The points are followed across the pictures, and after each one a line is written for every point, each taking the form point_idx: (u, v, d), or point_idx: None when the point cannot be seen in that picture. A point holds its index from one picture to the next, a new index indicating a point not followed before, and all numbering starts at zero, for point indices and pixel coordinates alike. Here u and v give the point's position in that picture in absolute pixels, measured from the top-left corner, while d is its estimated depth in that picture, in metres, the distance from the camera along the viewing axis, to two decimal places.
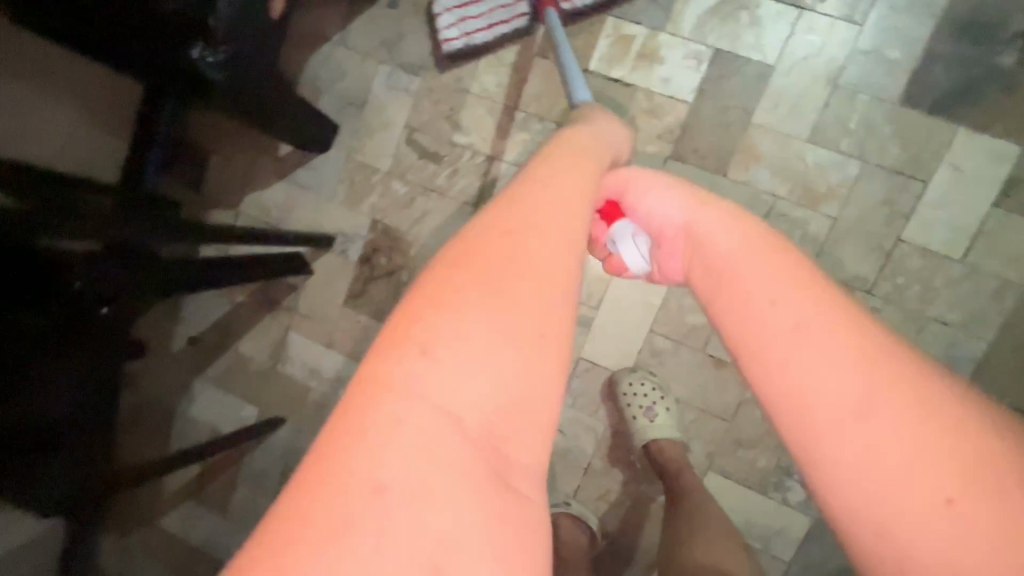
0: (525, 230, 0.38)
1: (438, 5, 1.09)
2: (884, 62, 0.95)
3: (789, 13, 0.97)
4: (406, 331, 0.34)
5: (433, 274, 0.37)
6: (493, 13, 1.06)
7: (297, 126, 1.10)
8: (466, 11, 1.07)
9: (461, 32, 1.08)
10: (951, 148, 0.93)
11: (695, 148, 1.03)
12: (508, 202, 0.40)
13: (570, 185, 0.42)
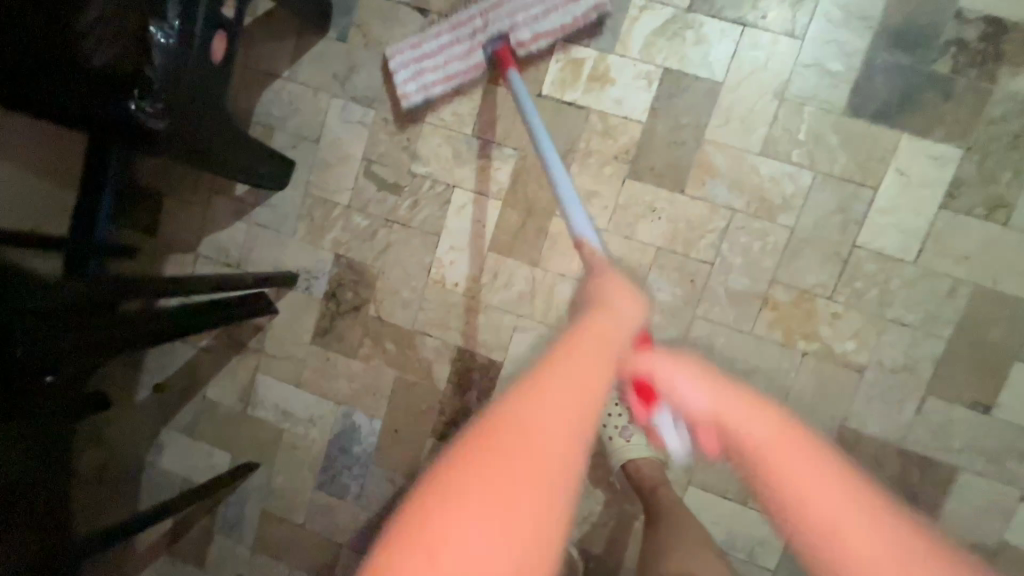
0: (547, 420, 0.37)
1: (394, 60, 1.06)
2: (827, 74, 0.97)
3: (732, 31, 0.99)
4: (413, 523, 0.33)
5: (451, 456, 0.36)
6: (450, 64, 1.04)
7: (249, 167, 1.07)
8: (423, 64, 1.05)
9: (421, 86, 1.06)
10: (897, 154, 0.96)
11: (652, 166, 1.03)
12: (537, 380, 0.39)
13: (598, 365, 0.40)
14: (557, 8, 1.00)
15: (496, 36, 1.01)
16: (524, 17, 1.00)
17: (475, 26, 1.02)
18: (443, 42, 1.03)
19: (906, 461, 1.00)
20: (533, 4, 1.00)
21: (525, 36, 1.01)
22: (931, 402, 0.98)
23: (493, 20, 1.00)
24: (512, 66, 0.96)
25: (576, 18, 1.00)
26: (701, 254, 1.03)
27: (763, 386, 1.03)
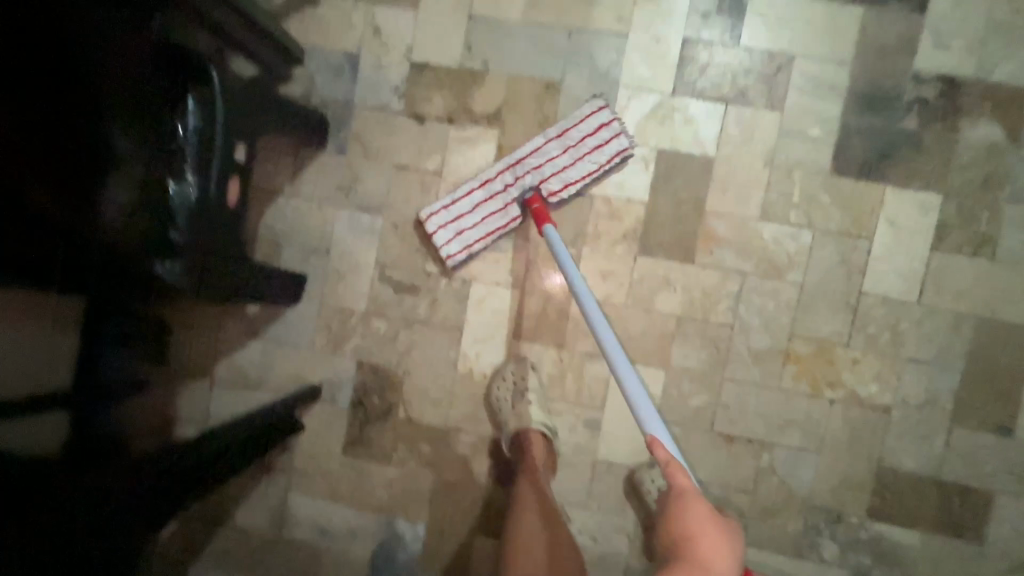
0: None
1: (429, 224, 1.06)
2: (809, 140, 1.04)
3: (717, 109, 1.06)
4: None
5: None
6: (487, 221, 1.06)
7: (272, 293, 1.07)
8: (461, 224, 1.06)
9: (461, 244, 1.07)
10: (885, 205, 1.03)
11: (661, 242, 1.08)
12: None
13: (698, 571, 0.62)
14: (583, 156, 1.03)
15: (527, 190, 1.03)
16: (553, 170, 1.03)
17: (505, 181, 1.04)
18: (476, 199, 1.06)
19: (945, 492, 1.04)
20: (561, 156, 1.03)
21: (556, 185, 1.03)
22: (959, 431, 1.03)
23: (523, 174, 1.03)
24: (548, 226, 0.97)
25: (603, 162, 1.04)
26: (720, 318, 1.07)
27: (799, 438, 1.06)
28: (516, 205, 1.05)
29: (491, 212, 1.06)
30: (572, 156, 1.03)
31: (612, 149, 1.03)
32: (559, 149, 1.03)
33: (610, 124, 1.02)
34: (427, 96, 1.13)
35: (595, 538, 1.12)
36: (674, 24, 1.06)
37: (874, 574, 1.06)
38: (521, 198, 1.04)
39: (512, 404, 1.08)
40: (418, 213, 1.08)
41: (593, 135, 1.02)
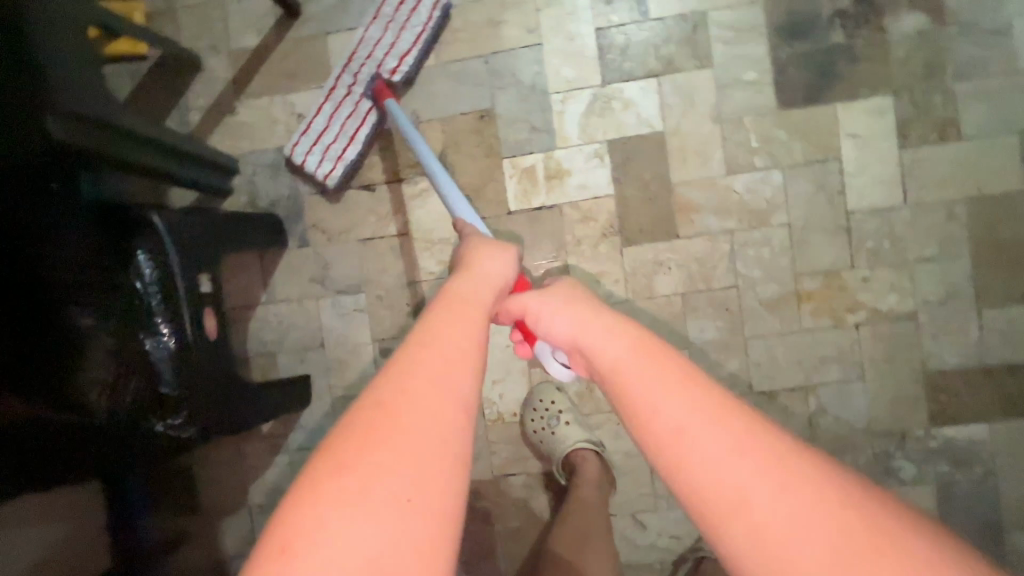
0: (451, 328, 0.52)
1: (296, 155, 1.07)
2: (747, 84, 1.04)
3: (650, 84, 1.05)
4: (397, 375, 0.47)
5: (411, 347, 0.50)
6: (345, 128, 1.06)
7: (281, 406, 1.02)
8: (322, 140, 1.06)
9: (331, 159, 1.07)
10: (840, 122, 1.03)
11: (641, 227, 1.07)
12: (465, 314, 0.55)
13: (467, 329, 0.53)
14: (403, 28, 1.04)
15: (369, 79, 1.04)
16: (383, 51, 1.04)
17: (346, 83, 1.05)
18: (327, 112, 1.06)
19: (996, 375, 1.02)
20: (384, 35, 1.04)
21: (393, 63, 1.04)
22: (988, 313, 1.02)
23: (358, 68, 1.04)
24: (389, 97, 0.99)
25: (426, 23, 1.04)
26: (723, 282, 1.05)
27: (839, 371, 1.04)
28: (366, 100, 1.06)
29: (346, 118, 1.06)
30: (393, 30, 1.04)
31: (425, 6, 1.04)
32: (380, 28, 1.04)
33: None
34: (369, 162, 1.11)
35: (677, 536, 1.09)
36: (581, 18, 1.06)
37: (959, 479, 1.03)
38: (368, 91, 1.05)
39: (551, 431, 1.04)
40: (284, 151, 1.09)
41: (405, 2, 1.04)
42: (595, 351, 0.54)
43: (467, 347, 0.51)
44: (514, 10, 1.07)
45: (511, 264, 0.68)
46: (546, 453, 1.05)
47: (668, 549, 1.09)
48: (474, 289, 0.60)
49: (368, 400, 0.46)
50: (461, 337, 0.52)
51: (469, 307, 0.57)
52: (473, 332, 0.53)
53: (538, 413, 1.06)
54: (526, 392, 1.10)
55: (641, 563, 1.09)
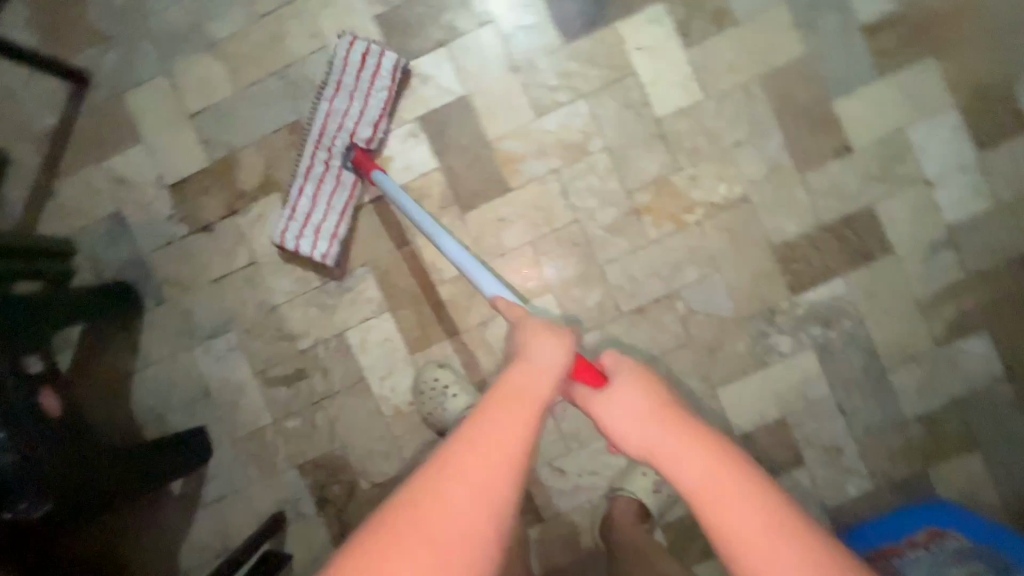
0: (491, 433, 0.48)
1: (288, 241, 1.05)
2: (531, 28, 1.06)
3: (441, 53, 1.07)
4: (430, 486, 0.46)
5: (447, 456, 0.47)
6: (332, 205, 1.04)
7: (166, 472, 1.01)
8: (313, 222, 1.04)
9: (326, 239, 1.05)
10: (626, 39, 1.06)
11: (474, 190, 1.08)
12: (510, 408, 0.50)
13: (508, 433, 0.48)
14: (369, 94, 1.02)
15: (345, 150, 1.02)
16: (353, 121, 1.02)
17: (323, 159, 1.03)
18: (311, 192, 1.03)
19: (836, 230, 1.06)
20: (351, 104, 1.02)
21: (367, 132, 1.02)
22: (810, 176, 1.06)
23: (333, 142, 1.02)
24: (374, 169, 0.97)
25: (389, 83, 1.03)
26: (564, 219, 1.08)
27: (696, 270, 1.07)
28: (347, 172, 1.03)
29: (331, 195, 1.04)
30: (358, 98, 1.02)
31: (386, 68, 1.02)
32: (345, 98, 1.02)
33: (369, 50, 1.01)
34: (200, 204, 1.11)
35: (596, 471, 1.11)
36: (358, 11, 1.08)
37: (831, 337, 1.08)
38: (348, 163, 1.02)
39: (441, 408, 1.05)
40: (273, 239, 1.06)
41: (364, 68, 1.02)
42: (700, 497, 0.47)
43: (509, 450, 0.48)
44: (293, 20, 1.08)
45: (565, 350, 0.58)
46: (444, 428, 1.07)
47: (593, 485, 1.11)
48: (526, 384, 0.53)
49: (401, 510, 0.45)
50: (505, 444, 0.48)
51: (518, 406, 0.50)
52: (513, 436, 0.48)
53: (427, 392, 1.07)
54: (415, 377, 1.10)
55: (571, 507, 1.11)
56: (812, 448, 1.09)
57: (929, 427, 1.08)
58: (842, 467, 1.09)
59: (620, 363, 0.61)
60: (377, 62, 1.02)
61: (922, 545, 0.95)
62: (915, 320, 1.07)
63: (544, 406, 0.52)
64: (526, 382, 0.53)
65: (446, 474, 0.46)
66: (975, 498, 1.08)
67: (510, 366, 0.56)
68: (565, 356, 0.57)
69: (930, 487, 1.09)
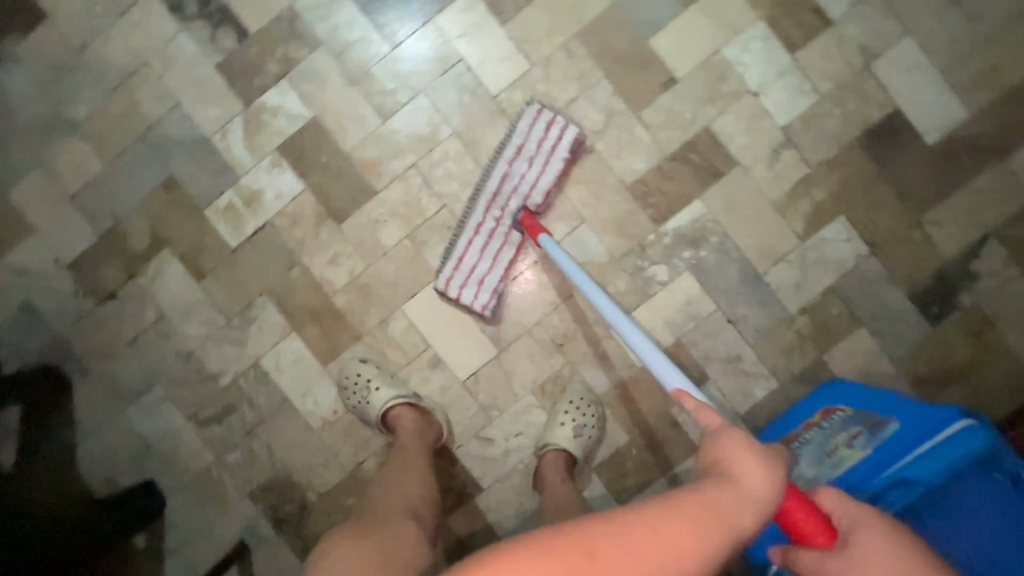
0: (679, 531, 0.47)
1: (451, 290, 1.10)
2: (358, 42, 1.14)
3: (284, 84, 1.15)
4: (598, 545, 0.45)
5: (625, 527, 0.46)
6: (498, 259, 1.09)
7: (126, 520, 1.09)
8: (478, 273, 1.09)
9: (488, 291, 1.10)
10: (446, 31, 1.14)
11: (344, 201, 1.15)
12: (695, 508, 0.48)
13: (690, 537, 0.47)
14: (547, 162, 1.07)
15: (518, 212, 1.07)
16: (528, 186, 1.07)
17: (496, 218, 1.07)
18: (479, 247, 1.08)
19: (681, 157, 1.13)
20: (529, 170, 1.07)
21: (537, 196, 1.07)
22: (645, 114, 1.13)
23: (507, 202, 1.07)
24: (541, 230, 1.02)
25: (566, 155, 1.08)
26: (432, 207, 1.15)
27: (564, 225, 1.14)
28: (515, 231, 1.08)
29: (496, 251, 1.09)
30: (537, 164, 1.07)
31: (568, 141, 1.07)
32: (525, 163, 1.07)
33: (554, 121, 1.07)
34: (100, 275, 1.18)
35: (521, 431, 1.17)
36: (199, 64, 1.15)
37: (703, 255, 1.14)
38: (516, 223, 1.08)
39: (365, 401, 1.11)
40: (436, 286, 1.11)
41: (546, 137, 1.07)
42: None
43: (687, 558, 0.46)
44: (142, 88, 1.16)
45: (779, 484, 0.53)
46: (366, 420, 1.14)
47: (522, 446, 1.17)
48: (727, 505, 0.50)
49: (570, 552, 0.45)
50: (685, 548, 0.46)
51: (714, 522, 0.48)
52: (702, 551, 0.47)
53: (350, 388, 1.14)
54: (338, 376, 1.17)
55: (506, 471, 1.17)
56: (713, 362, 1.15)
57: (814, 316, 1.15)
58: (745, 373, 1.15)
59: (853, 515, 0.58)
60: (561, 135, 1.07)
61: (816, 424, 1.02)
62: (775, 221, 1.14)
63: (739, 537, 0.49)
64: (727, 502, 0.50)
65: (619, 539, 0.46)
66: (871, 371, 1.14)
67: (712, 478, 0.52)
68: (779, 490, 0.53)
69: (828, 371, 1.15)
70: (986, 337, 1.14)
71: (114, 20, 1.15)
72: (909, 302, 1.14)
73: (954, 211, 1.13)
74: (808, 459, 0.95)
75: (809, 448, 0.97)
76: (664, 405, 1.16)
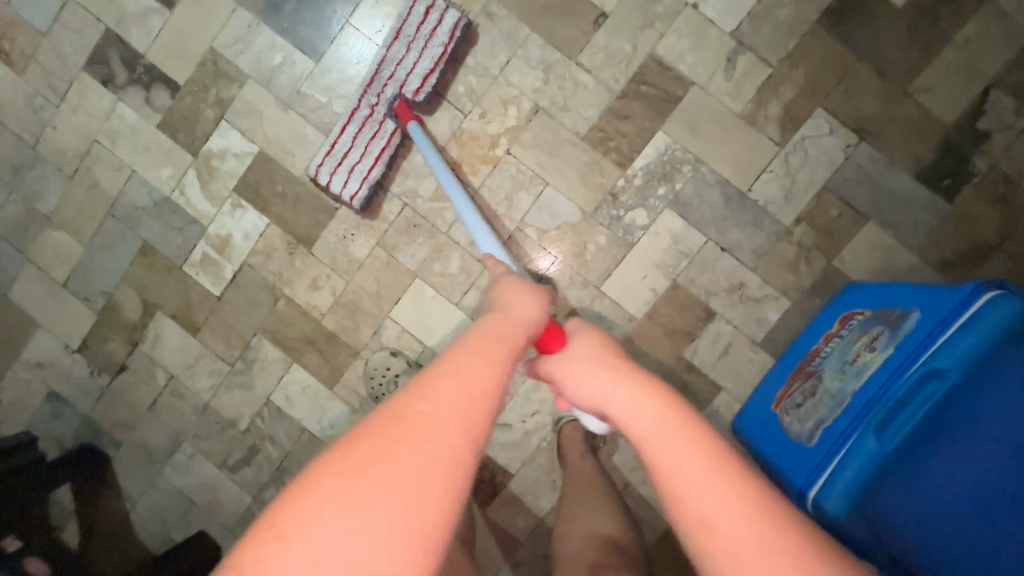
0: (473, 360, 0.49)
1: (320, 176, 1.07)
2: (282, 65, 1.13)
3: (223, 126, 1.15)
4: (412, 398, 0.45)
5: (428, 374, 0.47)
6: (371, 148, 1.06)
7: (190, 566, 1.12)
8: (348, 160, 1.06)
9: (358, 180, 1.06)
10: (362, 30, 1.11)
11: (308, 225, 1.15)
12: (475, 337, 0.53)
13: (477, 361, 0.49)
14: (426, 46, 1.02)
15: (392, 98, 1.04)
16: (403, 71, 1.03)
17: (369, 104, 1.04)
18: (352, 132, 1.05)
19: (632, 93, 1.07)
20: (405, 54, 1.02)
21: (414, 85, 1.03)
22: (583, 58, 1.07)
23: (382, 89, 1.03)
24: (412, 121, 1.00)
25: (447, 43, 1.03)
26: (393, 209, 1.13)
27: (527, 193, 1.10)
28: (389, 121, 1.05)
29: (370, 140, 1.06)
30: (415, 48, 1.02)
31: (446, 26, 1.02)
32: (404, 48, 1.02)
33: (436, 4, 1.01)
34: (108, 351, 1.23)
35: (535, 410, 1.14)
36: (142, 129, 1.17)
37: (680, 188, 1.07)
38: (390, 111, 1.05)
39: (391, 395, 1.13)
40: (308, 171, 1.08)
41: (426, 21, 1.01)
42: (658, 444, 0.47)
43: (483, 377, 0.48)
44: (99, 165, 1.19)
45: (542, 308, 0.64)
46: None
47: (540, 424, 1.14)
48: (501, 329, 0.56)
49: (390, 412, 0.44)
50: (481, 366, 0.49)
51: (496, 344, 0.53)
52: (492, 367, 0.49)
53: (377, 379, 1.14)
54: (364, 368, 1.17)
55: (531, 452, 1.15)
56: (717, 295, 1.09)
57: (813, 222, 1.06)
58: (753, 300, 1.08)
59: (587, 334, 0.66)
60: (440, 17, 1.01)
61: (836, 335, 0.94)
62: (748, 133, 1.06)
63: (520, 347, 0.55)
64: (501, 329, 0.56)
65: (426, 384, 0.46)
66: (889, 266, 1.05)
67: (491, 316, 0.59)
68: (540, 314, 0.63)
69: (843, 277, 1.07)
70: (1011, 199, 1.03)
71: (57, 107, 1.18)
72: (916, 182, 1.04)
73: (944, 72, 1.02)
74: (829, 373, 0.88)
75: (829, 363, 0.90)
76: (675, 352, 1.10)
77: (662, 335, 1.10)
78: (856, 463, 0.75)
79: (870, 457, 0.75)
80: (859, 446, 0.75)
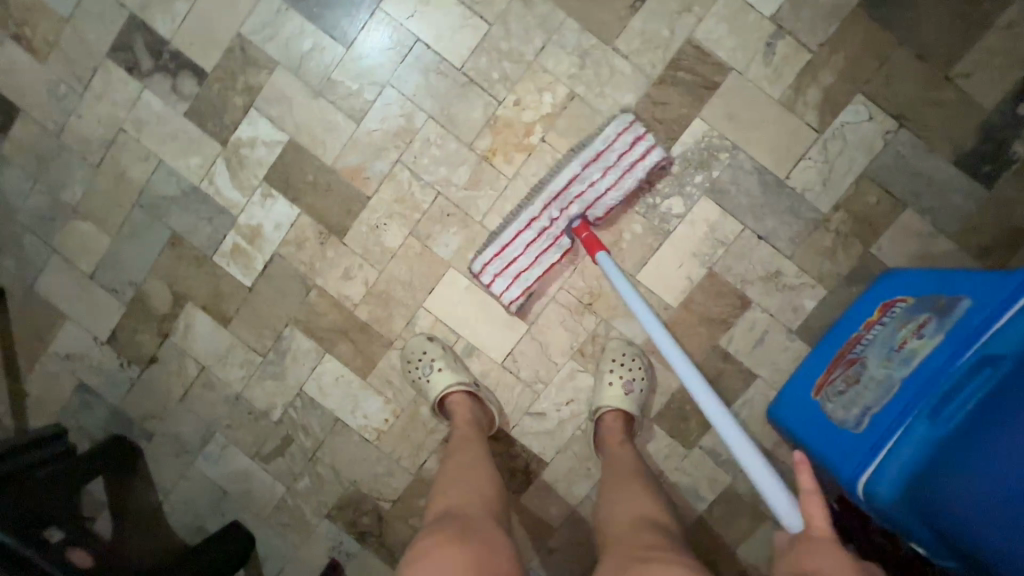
0: None
1: (480, 271, 1.06)
2: (311, 51, 1.11)
3: (251, 113, 1.13)
4: None
5: None
6: (542, 259, 1.04)
7: (225, 552, 1.13)
8: (517, 267, 1.04)
9: (521, 287, 1.06)
10: (394, 16, 1.09)
11: (340, 215, 1.14)
12: None
13: None
14: (624, 175, 1.01)
15: (576, 220, 1.02)
16: (596, 196, 1.01)
17: (551, 219, 1.02)
18: (527, 240, 1.03)
19: (669, 79, 1.06)
20: (603, 180, 1.00)
21: (600, 212, 1.02)
22: (620, 43, 1.06)
23: (567, 206, 1.01)
24: (601, 254, 0.97)
25: (643, 176, 1.02)
26: (427, 198, 1.12)
27: None
28: (566, 239, 1.04)
29: (542, 253, 1.04)
30: (611, 175, 1.00)
31: (649, 163, 1.00)
32: (599, 171, 1.01)
33: (642, 137, 1.00)
34: (137, 343, 1.22)
35: (569, 400, 1.14)
36: (169, 118, 1.15)
37: (716, 175, 1.07)
38: (569, 230, 1.03)
39: (427, 378, 1.10)
40: (470, 265, 1.07)
41: (630, 151, 1.00)
42: None
43: None
44: (125, 155, 1.17)
45: None
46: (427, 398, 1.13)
47: (574, 414, 1.15)
48: None
49: None
50: None
51: None
52: None
53: (413, 363, 1.12)
54: (398, 357, 1.16)
55: (566, 441, 1.15)
56: (753, 284, 1.08)
57: (851, 210, 1.06)
58: (790, 287, 1.08)
59: None
60: (646, 150, 1.00)
61: (878, 322, 0.94)
62: (785, 120, 1.05)
63: None
64: None
65: None
66: (926, 253, 1.05)
67: None
68: None
69: (879, 264, 1.06)
70: None
71: (81, 95, 1.16)
72: (956, 168, 1.03)
73: (985, 56, 1.01)
74: (874, 360, 0.88)
75: (873, 350, 0.90)
76: (711, 341, 1.10)
77: (698, 324, 1.10)
78: (909, 449, 0.77)
79: (922, 442, 0.76)
80: (910, 433, 0.77)
